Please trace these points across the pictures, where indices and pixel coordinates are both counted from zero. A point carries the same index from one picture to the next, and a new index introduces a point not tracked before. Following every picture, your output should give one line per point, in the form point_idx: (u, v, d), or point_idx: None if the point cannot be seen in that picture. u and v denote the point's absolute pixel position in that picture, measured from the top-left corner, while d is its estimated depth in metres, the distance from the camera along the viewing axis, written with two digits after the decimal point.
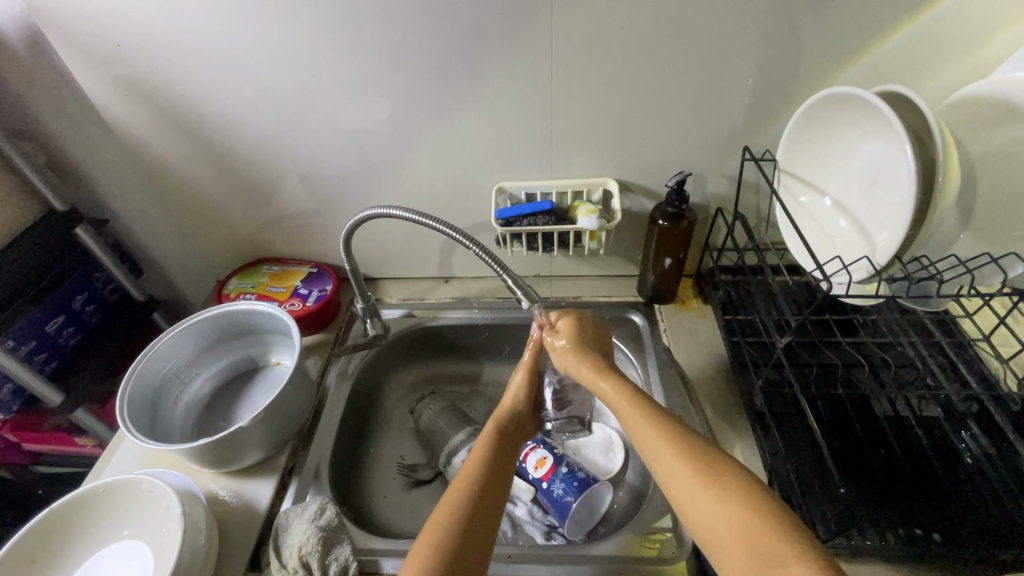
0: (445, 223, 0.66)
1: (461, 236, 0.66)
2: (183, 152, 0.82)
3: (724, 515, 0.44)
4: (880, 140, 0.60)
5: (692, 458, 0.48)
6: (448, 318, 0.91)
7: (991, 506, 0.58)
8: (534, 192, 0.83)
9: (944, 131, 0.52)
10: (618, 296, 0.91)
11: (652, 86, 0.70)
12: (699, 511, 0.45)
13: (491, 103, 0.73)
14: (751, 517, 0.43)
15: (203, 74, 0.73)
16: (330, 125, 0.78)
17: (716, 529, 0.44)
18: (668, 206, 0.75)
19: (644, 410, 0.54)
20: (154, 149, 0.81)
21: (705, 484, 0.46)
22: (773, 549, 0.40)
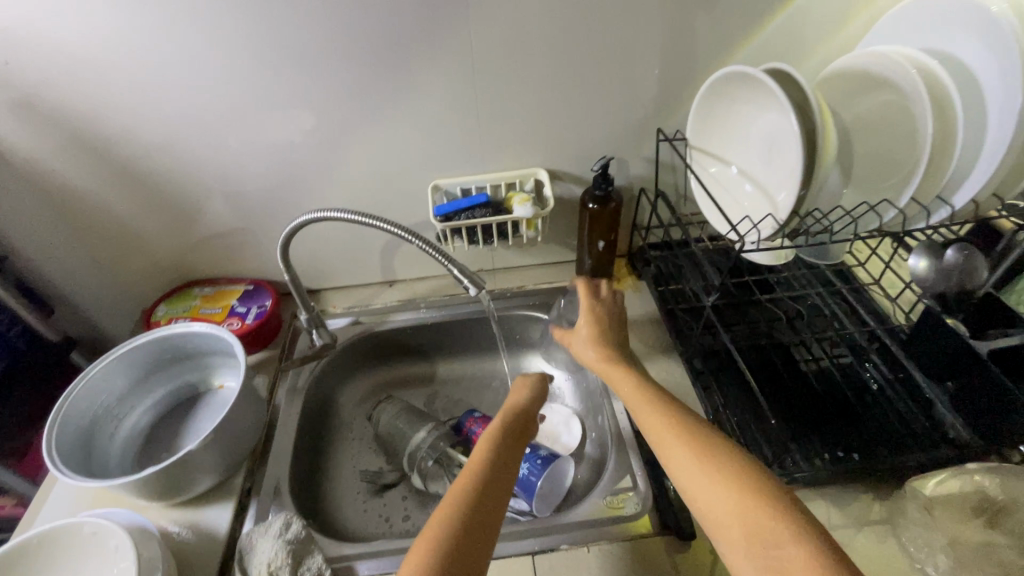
0: (388, 222, 0.66)
1: (404, 233, 0.67)
2: (94, 175, 0.77)
3: (724, 497, 0.44)
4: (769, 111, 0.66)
5: (694, 443, 0.49)
6: (396, 321, 0.92)
7: (897, 422, 0.67)
8: (468, 188, 0.84)
9: (815, 97, 0.59)
10: (559, 281, 0.95)
11: (570, 79, 0.74)
12: (699, 492, 0.46)
13: (420, 104, 0.75)
14: (744, 484, 0.44)
15: (111, 90, 0.69)
16: (251, 136, 0.76)
17: (709, 496, 0.45)
18: (596, 190, 0.80)
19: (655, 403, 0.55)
20: (59, 173, 0.76)
21: (696, 455, 0.48)
22: (770, 527, 0.41)
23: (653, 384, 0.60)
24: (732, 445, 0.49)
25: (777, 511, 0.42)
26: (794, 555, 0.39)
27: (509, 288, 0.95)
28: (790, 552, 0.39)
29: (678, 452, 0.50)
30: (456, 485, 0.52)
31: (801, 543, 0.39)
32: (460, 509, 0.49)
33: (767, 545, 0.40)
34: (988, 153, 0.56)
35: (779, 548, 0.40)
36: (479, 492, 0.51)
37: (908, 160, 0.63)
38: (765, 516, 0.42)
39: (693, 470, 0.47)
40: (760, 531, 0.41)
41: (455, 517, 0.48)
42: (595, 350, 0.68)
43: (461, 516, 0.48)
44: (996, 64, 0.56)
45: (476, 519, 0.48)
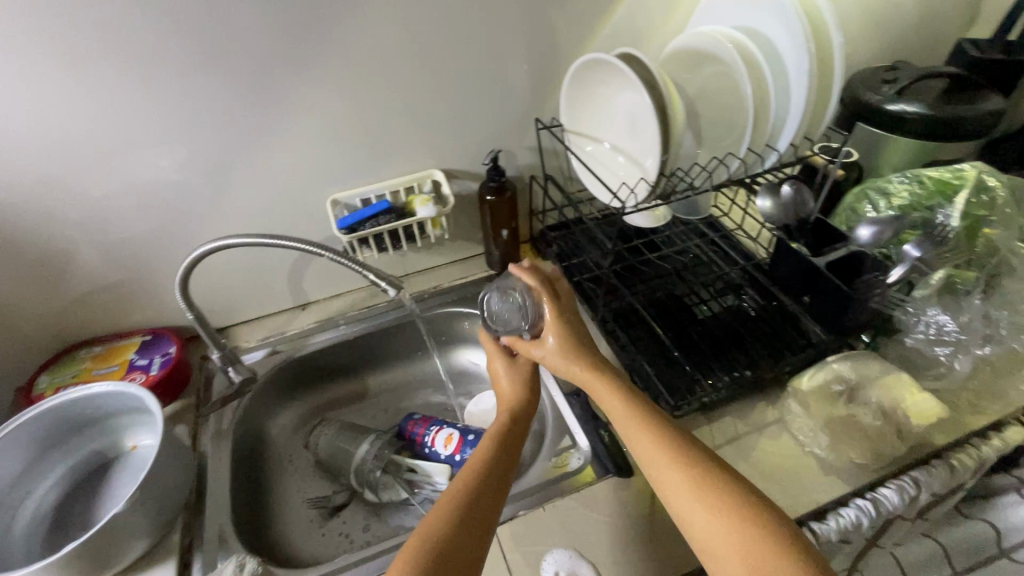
0: (293, 239, 0.69)
1: (311, 247, 0.70)
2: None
3: (728, 532, 0.45)
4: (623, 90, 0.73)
5: (701, 474, 0.49)
6: (316, 343, 0.90)
7: (776, 336, 0.79)
8: (368, 197, 0.85)
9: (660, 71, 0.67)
10: (473, 275, 0.99)
11: (448, 81, 0.79)
12: (699, 524, 0.47)
13: (305, 121, 0.75)
14: (752, 529, 0.45)
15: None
16: (122, 175, 0.71)
17: (714, 540, 0.46)
18: (490, 182, 0.86)
19: (661, 424, 0.54)
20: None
21: (705, 496, 0.48)
22: (771, 559, 0.43)
23: (652, 409, 0.56)
24: (735, 485, 0.48)
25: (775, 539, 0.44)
26: None
27: (426, 290, 0.97)
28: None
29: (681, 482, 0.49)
30: (455, 480, 0.54)
31: None
32: (455, 503, 0.51)
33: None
34: (795, 106, 0.69)
35: None
36: (477, 489, 0.53)
37: (737, 118, 0.75)
38: (768, 551, 0.43)
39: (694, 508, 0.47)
40: (761, 564, 0.43)
41: (448, 512, 0.50)
42: (574, 361, 0.61)
43: (457, 509, 0.51)
44: (786, 31, 0.69)
45: (470, 515, 0.51)
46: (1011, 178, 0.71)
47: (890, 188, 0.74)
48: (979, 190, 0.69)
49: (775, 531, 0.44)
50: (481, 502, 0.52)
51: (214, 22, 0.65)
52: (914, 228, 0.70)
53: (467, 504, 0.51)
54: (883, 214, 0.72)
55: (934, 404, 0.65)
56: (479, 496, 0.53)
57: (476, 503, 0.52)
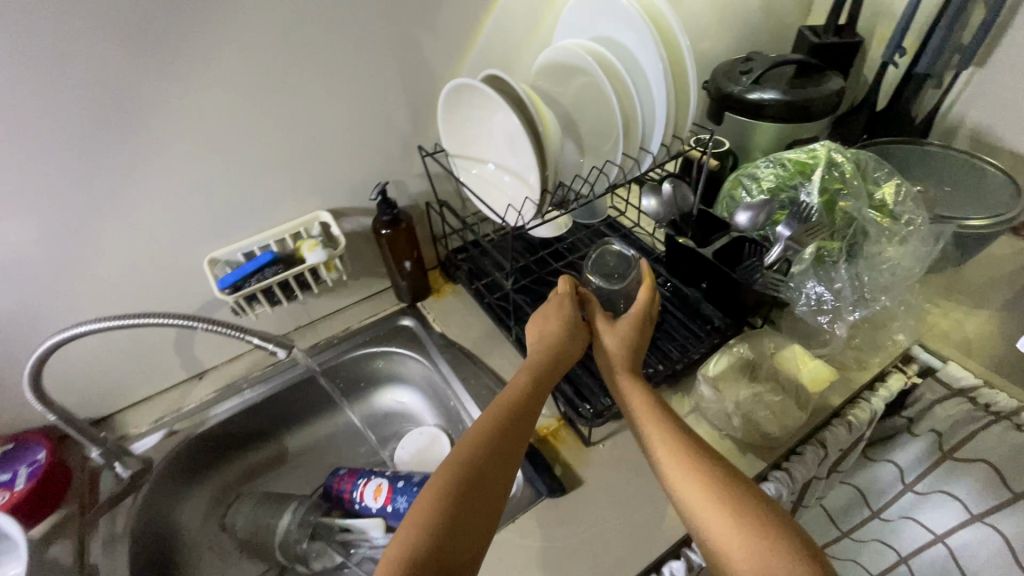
0: (161, 315, 0.63)
1: (183, 321, 0.63)
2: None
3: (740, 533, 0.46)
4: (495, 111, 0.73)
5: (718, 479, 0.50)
6: (219, 414, 0.82)
7: (682, 326, 0.81)
8: (250, 250, 0.79)
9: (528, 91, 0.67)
10: (383, 311, 0.96)
11: (318, 118, 0.75)
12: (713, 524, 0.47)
13: (162, 179, 0.68)
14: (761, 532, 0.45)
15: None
16: None
17: (725, 539, 0.46)
18: (383, 216, 0.83)
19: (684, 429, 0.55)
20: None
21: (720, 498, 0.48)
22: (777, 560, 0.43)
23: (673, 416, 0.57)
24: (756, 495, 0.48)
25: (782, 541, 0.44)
26: None
27: (335, 335, 0.92)
28: None
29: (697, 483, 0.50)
30: (475, 430, 0.53)
31: None
32: (474, 456, 0.51)
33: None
34: (660, 109, 0.72)
35: None
36: (497, 443, 0.52)
37: (610, 124, 0.77)
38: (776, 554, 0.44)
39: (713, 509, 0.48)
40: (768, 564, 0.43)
41: (468, 464, 0.50)
42: (621, 349, 0.64)
43: (476, 462, 0.50)
44: (641, 39, 0.71)
45: (487, 469, 0.50)
46: (856, 152, 0.77)
47: (758, 173, 0.79)
48: (831, 167, 0.75)
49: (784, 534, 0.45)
50: (499, 458, 0.52)
51: (27, 88, 0.57)
52: (782, 209, 0.75)
53: (485, 460, 0.51)
54: (756, 199, 0.77)
55: (823, 369, 0.69)
56: (498, 450, 0.52)
57: (494, 458, 0.51)
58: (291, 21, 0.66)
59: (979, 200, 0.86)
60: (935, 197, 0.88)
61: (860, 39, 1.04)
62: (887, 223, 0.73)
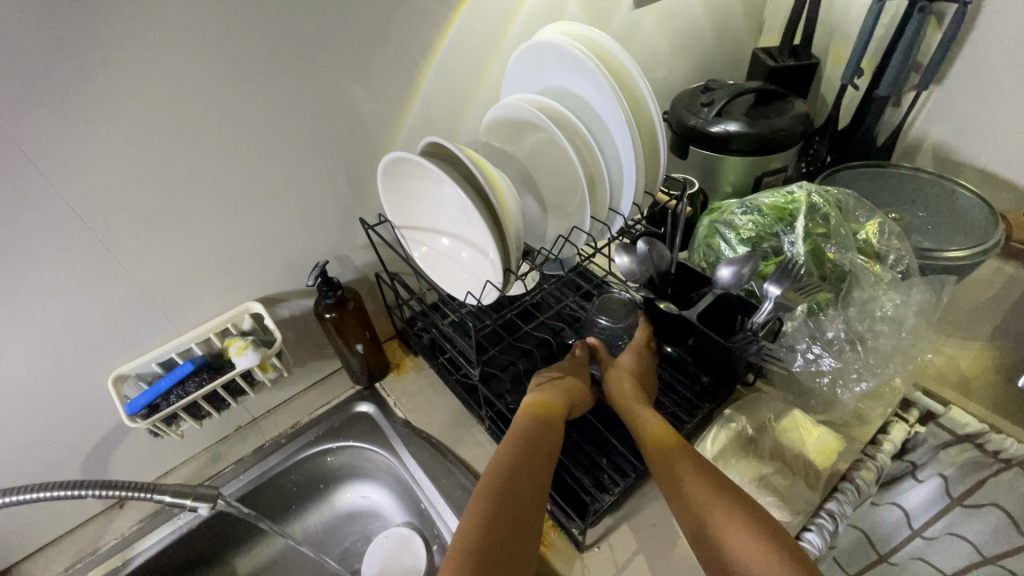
0: (27, 489, 0.54)
1: (59, 491, 0.55)
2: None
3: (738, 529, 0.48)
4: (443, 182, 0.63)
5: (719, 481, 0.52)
6: (143, 554, 0.69)
7: (669, 392, 0.73)
8: (169, 358, 0.67)
9: (476, 158, 0.58)
10: (336, 398, 0.85)
11: (237, 200, 0.64)
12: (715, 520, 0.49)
13: (42, 296, 0.55)
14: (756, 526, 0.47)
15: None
16: None
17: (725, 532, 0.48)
18: (325, 299, 0.73)
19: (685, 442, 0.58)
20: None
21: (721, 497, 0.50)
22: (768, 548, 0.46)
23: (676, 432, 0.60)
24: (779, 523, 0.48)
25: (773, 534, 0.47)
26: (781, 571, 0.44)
27: (282, 433, 0.81)
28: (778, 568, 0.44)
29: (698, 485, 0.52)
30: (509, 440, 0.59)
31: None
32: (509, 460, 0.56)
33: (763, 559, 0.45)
34: (628, 163, 0.65)
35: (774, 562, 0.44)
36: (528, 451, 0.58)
37: (574, 182, 0.69)
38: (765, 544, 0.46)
39: (741, 537, 0.47)
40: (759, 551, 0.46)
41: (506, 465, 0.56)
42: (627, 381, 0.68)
43: (513, 464, 0.56)
44: (599, 89, 0.64)
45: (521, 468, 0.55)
46: (835, 192, 0.73)
47: (735, 221, 0.73)
48: (812, 211, 0.70)
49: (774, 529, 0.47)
50: (528, 463, 0.56)
51: None
52: (767, 259, 0.70)
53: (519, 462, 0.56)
54: (737, 253, 0.70)
55: (830, 437, 0.64)
56: (529, 456, 0.57)
57: (524, 461, 0.56)
58: (192, 96, 0.55)
59: (957, 225, 0.79)
60: (911, 223, 0.81)
61: (815, 60, 1.01)
62: (881, 270, 0.68)
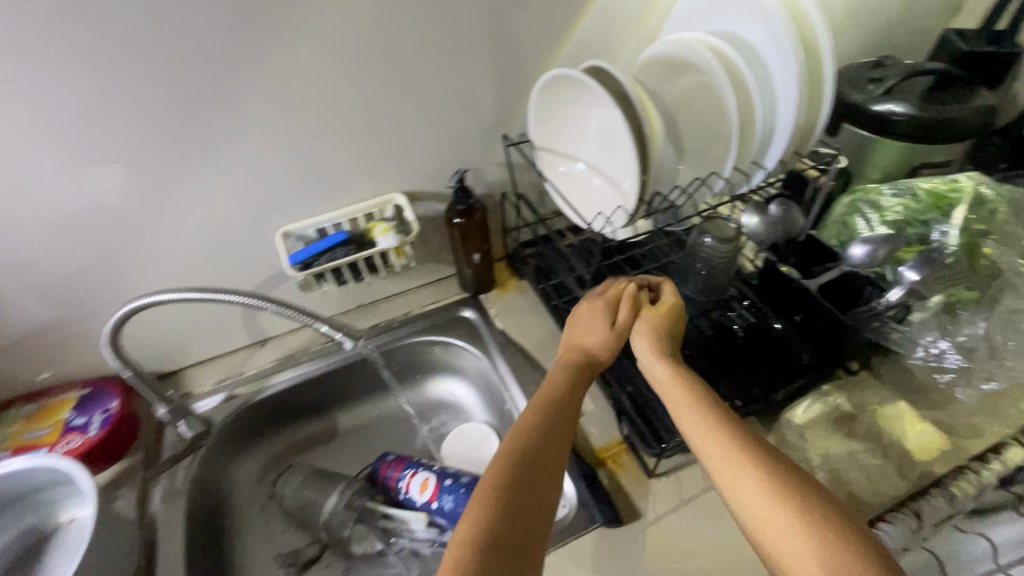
0: (232, 292, 0.66)
1: (256, 300, 0.68)
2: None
3: (805, 539, 0.39)
4: (598, 108, 0.67)
5: (774, 475, 0.43)
6: (275, 386, 0.83)
7: (766, 363, 0.72)
8: (324, 227, 0.78)
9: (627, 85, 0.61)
10: (444, 299, 0.93)
11: (400, 97, 0.71)
12: (779, 533, 0.41)
13: (243, 147, 0.68)
14: (832, 543, 0.38)
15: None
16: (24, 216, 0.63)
17: (791, 548, 0.40)
18: (457, 205, 0.79)
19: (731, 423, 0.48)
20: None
21: (780, 499, 0.42)
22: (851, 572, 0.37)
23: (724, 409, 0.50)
24: (839, 509, 0.41)
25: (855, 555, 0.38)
26: None
27: (394, 318, 0.91)
28: None
29: (748, 481, 0.44)
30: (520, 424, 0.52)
31: None
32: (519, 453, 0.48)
33: None
34: (782, 118, 0.65)
35: None
36: (538, 441, 0.50)
37: (721, 135, 0.70)
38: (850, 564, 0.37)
39: (791, 536, 0.40)
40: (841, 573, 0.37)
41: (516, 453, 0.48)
42: (654, 345, 0.60)
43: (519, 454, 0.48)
44: (771, 38, 0.63)
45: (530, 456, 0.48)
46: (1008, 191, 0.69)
47: (881, 201, 0.70)
48: (974, 207, 0.67)
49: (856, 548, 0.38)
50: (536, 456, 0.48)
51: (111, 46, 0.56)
52: (910, 245, 0.67)
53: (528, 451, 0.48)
54: (876, 232, 0.68)
55: (934, 435, 0.62)
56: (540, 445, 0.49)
57: (533, 452, 0.49)
58: None
59: None
60: None
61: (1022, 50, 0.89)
62: None
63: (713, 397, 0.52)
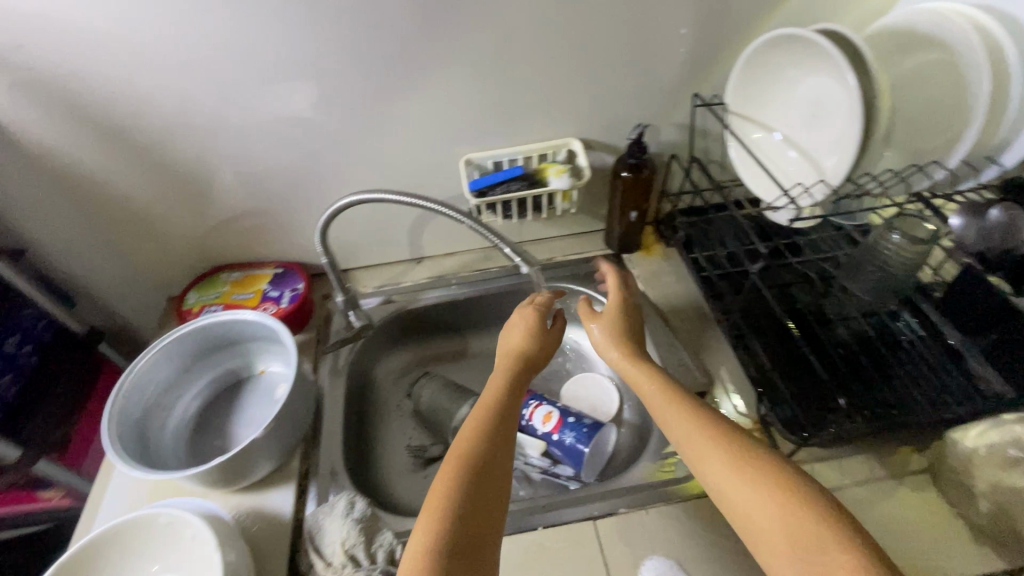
0: (440, 203, 0.68)
1: (455, 213, 0.69)
2: (96, 152, 0.73)
3: (764, 499, 0.43)
4: (820, 76, 0.64)
5: (729, 445, 0.48)
6: (426, 300, 0.91)
7: (934, 377, 0.68)
8: (501, 160, 0.83)
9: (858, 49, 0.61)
10: (587, 252, 0.95)
11: (602, 42, 0.72)
12: (740, 498, 0.44)
13: (450, 72, 0.72)
14: (793, 504, 0.42)
15: (115, 57, 0.64)
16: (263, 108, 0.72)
17: (755, 513, 0.43)
18: (629, 158, 0.80)
19: (693, 407, 0.52)
20: (58, 149, 0.72)
21: (740, 471, 0.45)
22: (812, 532, 0.40)
23: (689, 398, 0.54)
24: (787, 463, 0.45)
25: (816, 515, 0.41)
26: (838, 561, 0.38)
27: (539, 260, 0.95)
28: (836, 560, 0.38)
29: (712, 454, 0.48)
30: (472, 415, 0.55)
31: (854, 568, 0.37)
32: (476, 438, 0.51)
33: (812, 549, 0.39)
34: None
35: (824, 554, 0.39)
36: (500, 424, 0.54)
37: (956, 126, 0.63)
38: (812, 526, 0.40)
39: (749, 498, 0.44)
40: (803, 535, 0.40)
41: (482, 435, 0.52)
42: (618, 347, 0.63)
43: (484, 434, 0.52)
44: None
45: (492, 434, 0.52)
46: None
47: None
48: None
49: (817, 512, 0.41)
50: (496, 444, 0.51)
51: None
52: None
53: (489, 431, 0.52)
54: None
55: None
56: (500, 429, 0.53)
57: (492, 432, 0.52)
58: None
59: None
60: None
61: None
62: None
63: (678, 388, 0.56)
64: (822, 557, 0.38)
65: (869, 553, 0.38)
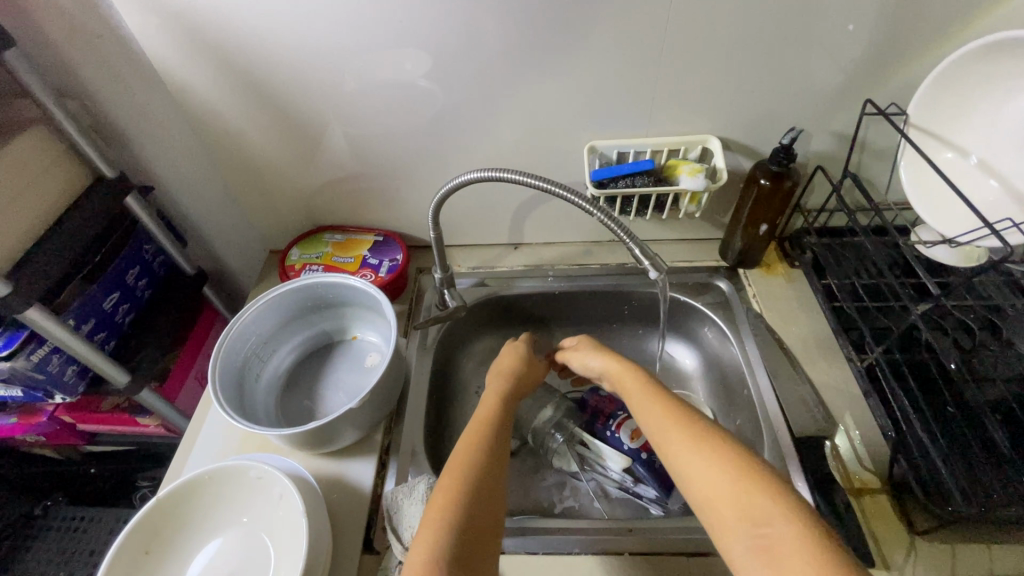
0: (570, 189, 0.62)
1: (586, 205, 0.62)
2: (228, 103, 0.73)
3: (716, 472, 0.45)
4: None
5: (688, 426, 0.49)
6: (521, 288, 0.87)
7: None
8: (625, 152, 0.77)
9: None
10: (697, 261, 0.88)
11: (771, 31, 0.63)
12: (692, 473, 0.46)
13: (591, 51, 0.66)
14: (749, 479, 0.43)
15: (261, 13, 0.63)
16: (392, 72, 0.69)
17: (710, 488, 0.44)
18: (773, 164, 0.71)
19: (664, 396, 0.54)
20: (198, 97, 0.73)
21: (699, 449, 0.47)
22: (760, 504, 0.42)
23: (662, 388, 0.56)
24: (734, 439, 0.47)
25: (765, 489, 0.42)
26: (783, 530, 0.40)
27: None
28: (780, 530, 0.40)
29: (676, 438, 0.49)
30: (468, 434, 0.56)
31: (797, 536, 0.39)
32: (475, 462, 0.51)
33: (758, 522, 0.41)
34: None
35: (770, 526, 0.40)
36: (485, 442, 0.55)
37: None
38: (761, 497, 0.42)
39: (705, 476, 0.45)
40: (754, 510, 0.42)
41: (474, 453, 0.53)
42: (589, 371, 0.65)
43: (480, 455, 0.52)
44: None
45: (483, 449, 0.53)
46: None
47: None
48: None
49: (767, 482, 0.43)
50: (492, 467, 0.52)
51: None
52: None
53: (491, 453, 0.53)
54: None
55: None
56: (491, 446, 0.54)
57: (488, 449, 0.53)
58: None
59: None
60: None
61: None
62: None
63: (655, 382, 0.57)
64: (766, 530, 0.40)
65: (806, 517, 0.40)
